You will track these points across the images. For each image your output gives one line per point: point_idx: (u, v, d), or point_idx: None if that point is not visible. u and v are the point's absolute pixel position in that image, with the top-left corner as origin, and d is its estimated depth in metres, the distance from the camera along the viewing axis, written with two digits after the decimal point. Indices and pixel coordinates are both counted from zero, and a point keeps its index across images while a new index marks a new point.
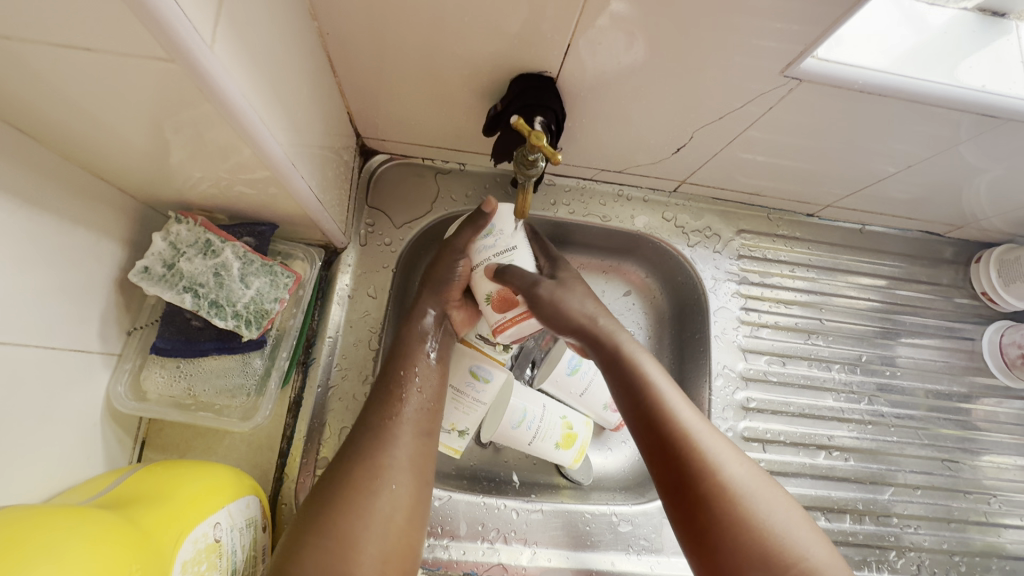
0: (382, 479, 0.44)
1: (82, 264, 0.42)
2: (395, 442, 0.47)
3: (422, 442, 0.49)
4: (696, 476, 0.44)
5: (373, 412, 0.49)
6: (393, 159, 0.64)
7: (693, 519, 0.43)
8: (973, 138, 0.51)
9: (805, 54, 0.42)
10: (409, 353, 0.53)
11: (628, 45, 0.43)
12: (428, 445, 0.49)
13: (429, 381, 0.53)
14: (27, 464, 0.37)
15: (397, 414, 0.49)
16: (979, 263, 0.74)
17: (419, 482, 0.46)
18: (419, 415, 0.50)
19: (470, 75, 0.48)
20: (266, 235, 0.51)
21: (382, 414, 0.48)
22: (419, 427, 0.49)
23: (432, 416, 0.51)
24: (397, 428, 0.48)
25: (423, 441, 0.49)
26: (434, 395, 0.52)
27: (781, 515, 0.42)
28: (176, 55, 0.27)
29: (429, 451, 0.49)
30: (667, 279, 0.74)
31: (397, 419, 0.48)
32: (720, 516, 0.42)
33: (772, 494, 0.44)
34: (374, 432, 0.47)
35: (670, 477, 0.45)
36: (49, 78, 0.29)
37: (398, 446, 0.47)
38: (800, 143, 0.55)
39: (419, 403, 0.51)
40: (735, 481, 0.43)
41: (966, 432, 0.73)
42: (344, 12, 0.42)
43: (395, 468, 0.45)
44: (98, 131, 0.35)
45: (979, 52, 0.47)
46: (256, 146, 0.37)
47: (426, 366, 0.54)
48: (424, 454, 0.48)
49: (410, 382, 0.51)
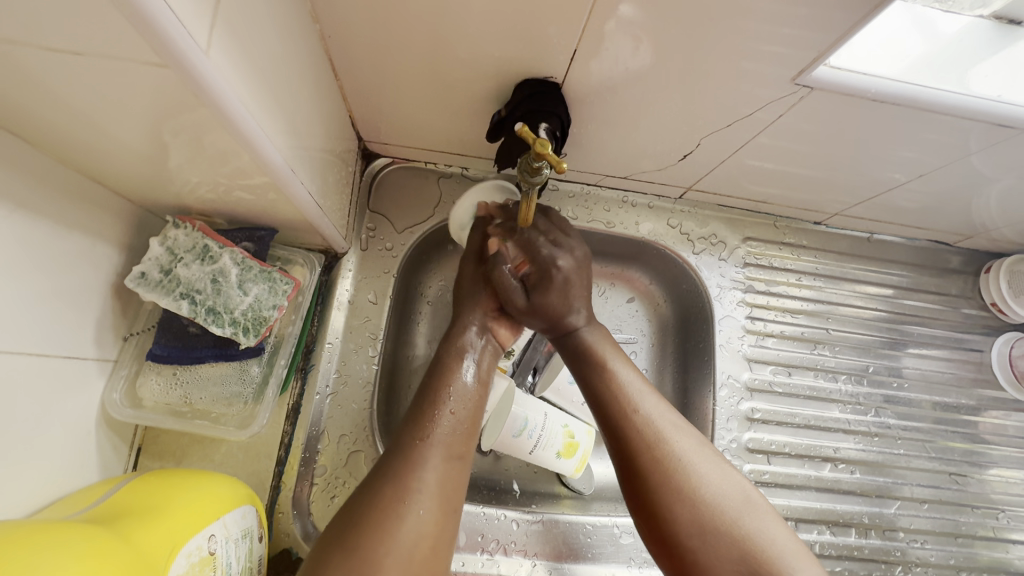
0: (409, 504, 0.41)
1: (77, 269, 0.41)
2: (424, 463, 0.44)
3: (454, 466, 0.45)
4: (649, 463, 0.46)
5: (403, 432, 0.46)
6: (395, 163, 0.64)
7: (635, 486, 0.46)
8: (985, 148, 0.50)
9: (818, 61, 0.41)
10: (446, 369, 0.51)
11: (635, 50, 0.42)
12: (459, 469, 0.46)
13: (466, 400, 0.50)
14: (20, 474, 0.37)
15: (428, 436, 0.46)
16: (989, 273, 0.73)
17: (446, 510, 0.43)
18: (452, 436, 0.47)
19: (474, 80, 0.48)
20: (265, 240, 0.50)
21: (412, 434, 0.46)
22: (450, 451, 0.46)
23: (465, 436, 0.48)
24: (427, 449, 0.45)
25: (454, 465, 0.45)
26: (470, 415, 0.49)
27: (715, 485, 0.44)
28: (170, 62, 0.27)
29: (460, 478, 0.45)
30: (671, 286, 0.73)
31: (427, 441, 0.45)
32: (661, 489, 0.44)
33: (710, 463, 0.46)
34: (405, 452, 0.44)
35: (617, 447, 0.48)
36: (43, 81, 0.29)
37: (427, 469, 0.44)
38: (810, 151, 0.54)
39: (453, 424, 0.47)
40: (682, 457, 0.46)
41: (973, 445, 0.72)
42: (345, 14, 0.41)
43: (423, 492, 0.42)
44: (93, 134, 0.34)
45: (994, 60, 0.46)
46: (254, 151, 0.36)
47: (462, 384, 0.51)
48: (455, 481, 0.45)
49: (444, 399, 0.49)
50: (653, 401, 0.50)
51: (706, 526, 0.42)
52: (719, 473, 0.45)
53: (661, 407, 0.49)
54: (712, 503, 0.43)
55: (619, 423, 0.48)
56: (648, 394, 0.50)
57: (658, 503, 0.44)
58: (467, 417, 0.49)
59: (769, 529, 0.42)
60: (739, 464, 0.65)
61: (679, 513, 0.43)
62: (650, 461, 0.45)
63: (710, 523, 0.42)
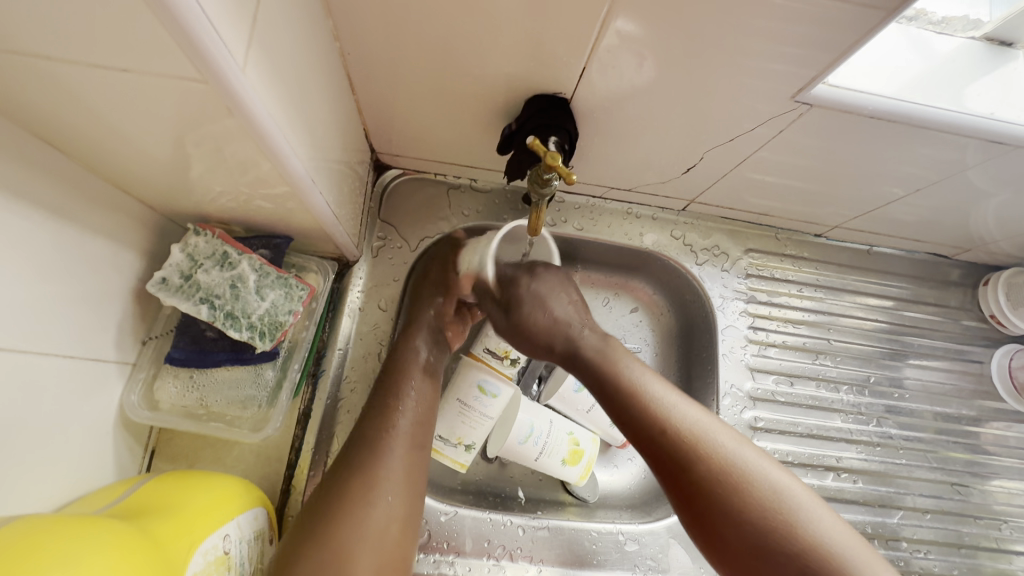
0: (377, 491, 0.44)
1: (100, 273, 0.43)
2: (390, 453, 0.46)
3: (415, 455, 0.48)
4: (699, 468, 0.45)
5: (368, 424, 0.48)
6: (405, 174, 0.65)
7: (687, 494, 0.45)
8: (981, 163, 0.52)
9: (816, 79, 0.43)
10: (402, 365, 0.53)
11: (640, 67, 0.44)
12: (419, 458, 0.48)
13: (424, 393, 0.52)
14: (40, 472, 0.37)
15: (392, 427, 0.48)
16: (987, 285, 0.74)
17: (410, 494, 0.46)
18: (413, 429, 0.49)
19: (485, 95, 0.49)
20: (281, 247, 0.51)
21: (377, 426, 0.48)
22: (412, 441, 0.48)
23: (421, 427, 0.50)
24: (392, 441, 0.47)
25: (415, 454, 0.48)
26: (428, 406, 0.52)
27: (768, 482, 0.44)
28: (209, 77, 0.28)
29: (419, 466, 0.48)
30: (674, 296, 0.74)
31: (391, 434, 0.47)
32: (717, 496, 0.43)
33: (759, 460, 0.45)
34: (371, 444, 0.46)
35: (661, 461, 0.47)
36: (81, 94, 0.30)
37: (392, 457, 0.46)
38: (811, 165, 0.56)
39: (413, 415, 0.50)
40: (729, 461, 0.45)
41: (975, 456, 0.72)
42: (364, 33, 0.43)
43: (390, 481, 0.45)
44: (125, 145, 0.36)
45: (987, 80, 0.48)
46: (277, 162, 0.37)
47: (420, 378, 0.53)
48: (415, 467, 0.47)
49: (406, 393, 0.51)
50: (686, 405, 0.49)
51: (768, 530, 0.42)
52: (766, 467, 0.45)
53: (695, 411, 0.48)
54: (772, 504, 0.42)
55: (652, 426, 0.47)
56: (678, 397, 0.49)
57: (714, 508, 0.43)
58: (425, 409, 0.51)
59: (822, 514, 0.42)
60: None
61: (741, 511, 0.42)
62: (697, 462, 0.45)
63: (771, 529, 0.41)
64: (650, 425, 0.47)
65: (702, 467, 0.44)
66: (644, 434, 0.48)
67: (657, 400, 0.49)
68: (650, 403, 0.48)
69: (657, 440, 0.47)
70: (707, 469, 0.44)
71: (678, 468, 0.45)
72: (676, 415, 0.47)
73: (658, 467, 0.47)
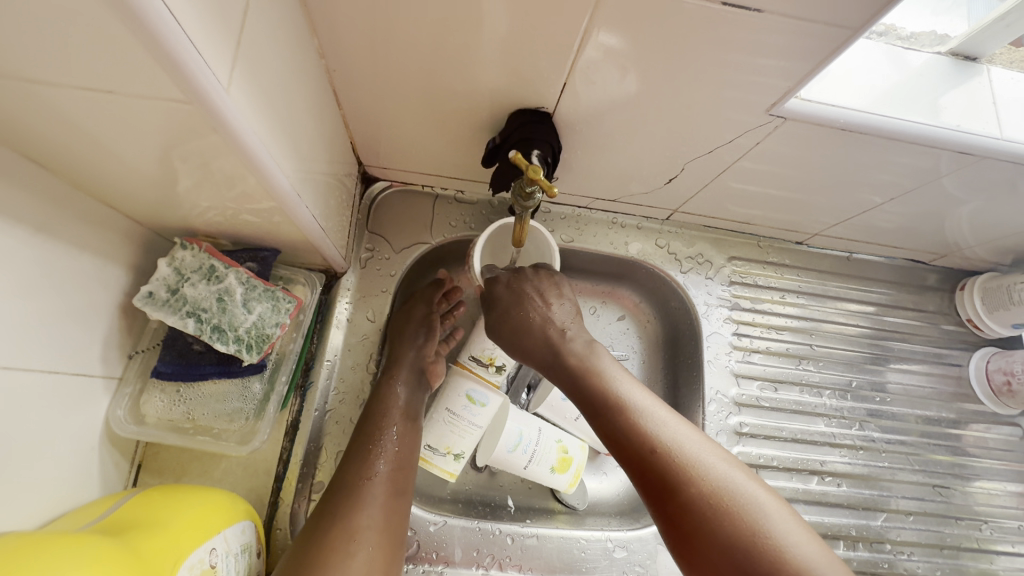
0: (357, 541, 0.45)
1: (86, 289, 0.43)
2: (370, 502, 0.48)
3: (397, 502, 0.49)
4: (685, 490, 0.45)
5: (350, 469, 0.50)
6: (394, 186, 0.66)
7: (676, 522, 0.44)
8: (952, 172, 0.53)
9: (790, 92, 0.45)
10: (382, 412, 0.54)
11: (620, 80, 0.45)
12: (401, 504, 0.50)
13: (406, 436, 0.53)
14: (25, 488, 0.37)
15: (373, 472, 0.49)
16: (964, 290, 0.76)
17: (392, 543, 0.47)
18: (394, 474, 0.51)
19: (470, 109, 0.50)
20: (268, 260, 0.52)
21: (357, 472, 0.49)
22: (392, 487, 0.50)
23: (403, 472, 0.51)
24: (372, 489, 0.49)
25: (397, 500, 0.49)
26: (409, 449, 0.53)
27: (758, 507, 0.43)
28: (194, 98, 0.29)
29: (400, 511, 0.49)
30: (660, 304, 0.75)
31: (370, 480, 0.49)
32: (705, 524, 0.43)
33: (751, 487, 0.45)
34: (352, 492, 0.48)
35: (653, 486, 0.46)
36: (69, 114, 0.31)
37: (372, 506, 0.48)
38: (789, 174, 0.57)
39: (394, 460, 0.51)
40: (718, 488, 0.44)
41: (956, 457, 0.74)
42: (350, 50, 0.44)
43: (370, 529, 0.46)
44: (111, 162, 0.36)
45: (954, 93, 0.50)
46: (262, 177, 0.38)
47: (401, 424, 0.54)
48: (396, 514, 0.49)
49: (387, 438, 0.52)
50: (679, 431, 0.49)
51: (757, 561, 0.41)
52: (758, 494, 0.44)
53: (689, 436, 0.48)
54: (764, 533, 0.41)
55: (643, 451, 0.47)
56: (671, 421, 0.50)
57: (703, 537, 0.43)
58: (406, 452, 0.53)
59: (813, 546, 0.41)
60: None
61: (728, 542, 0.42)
62: (685, 489, 0.45)
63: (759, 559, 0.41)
64: (642, 450, 0.48)
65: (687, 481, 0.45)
66: (632, 455, 0.48)
67: (645, 415, 0.49)
68: (637, 419, 0.49)
69: (645, 457, 0.47)
70: (693, 491, 0.44)
71: (667, 491, 0.45)
72: (667, 437, 0.48)
73: (643, 484, 0.47)
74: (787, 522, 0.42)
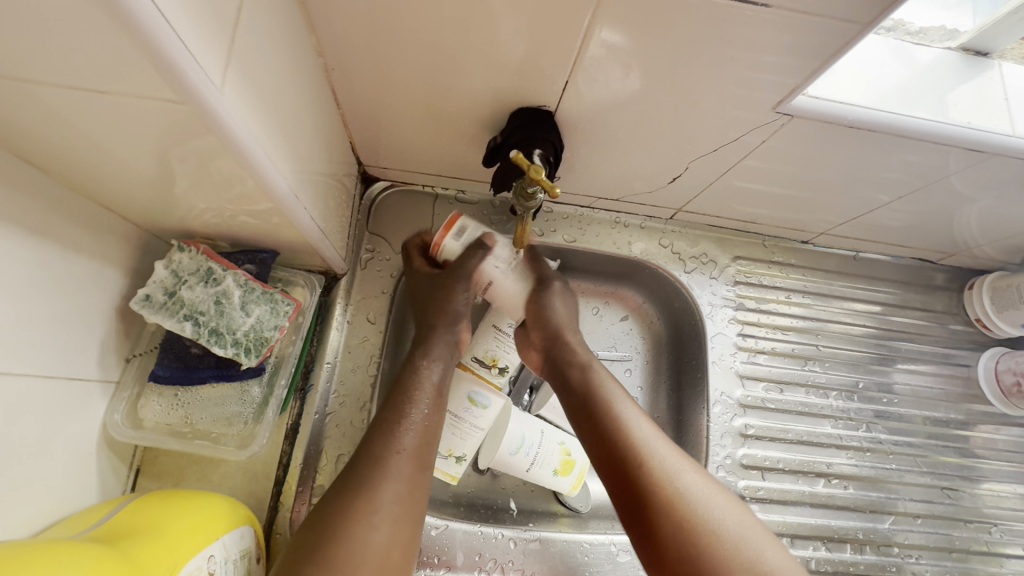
0: (379, 515, 0.42)
1: (82, 292, 0.42)
2: (394, 475, 0.45)
3: (421, 477, 0.46)
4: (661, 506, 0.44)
5: (375, 439, 0.47)
6: (394, 186, 0.65)
7: (648, 536, 0.44)
8: (962, 170, 0.52)
9: (797, 89, 0.44)
10: (410, 384, 0.51)
11: (624, 77, 0.45)
12: (423, 479, 0.47)
13: (433, 414, 0.50)
14: (22, 496, 0.37)
15: (397, 444, 0.46)
16: (972, 289, 0.75)
17: (413, 521, 0.44)
18: (420, 448, 0.48)
19: (471, 108, 0.50)
20: (267, 263, 0.51)
21: (382, 444, 0.46)
22: (417, 461, 0.47)
23: (428, 447, 0.48)
24: (398, 460, 0.46)
25: (419, 475, 0.46)
26: (435, 425, 0.50)
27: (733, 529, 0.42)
28: (187, 99, 0.28)
29: (422, 487, 0.46)
30: (664, 304, 0.74)
31: (396, 452, 0.46)
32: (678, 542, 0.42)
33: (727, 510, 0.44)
34: (377, 463, 0.45)
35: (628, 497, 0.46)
36: (61, 115, 0.30)
37: (396, 479, 0.45)
38: (795, 173, 0.56)
39: (419, 432, 0.48)
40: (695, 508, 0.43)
41: (965, 460, 0.73)
42: (349, 48, 0.43)
43: (394, 503, 0.43)
44: (105, 163, 0.36)
45: (963, 90, 0.49)
46: (260, 179, 0.37)
47: (430, 397, 0.51)
48: (419, 491, 0.46)
49: (412, 409, 0.49)
50: (661, 445, 0.48)
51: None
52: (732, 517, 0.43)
53: (671, 451, 0.47)
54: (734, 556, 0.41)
55: (623, 463, 0.47)
56: (654, 433, 0.49)
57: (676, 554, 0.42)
58: (432, 427, 0.50)
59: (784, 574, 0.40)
60: (734, 481, 0.66)
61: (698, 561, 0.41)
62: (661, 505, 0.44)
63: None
64: (621, 460, 0.47)
65: (664, 505, 0.44)
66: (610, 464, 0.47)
67: (626, 428, 0.48)
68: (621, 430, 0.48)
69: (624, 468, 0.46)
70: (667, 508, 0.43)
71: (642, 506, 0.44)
72: (646, 449, 0.47)
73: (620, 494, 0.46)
74: (758, 548, 0.42)
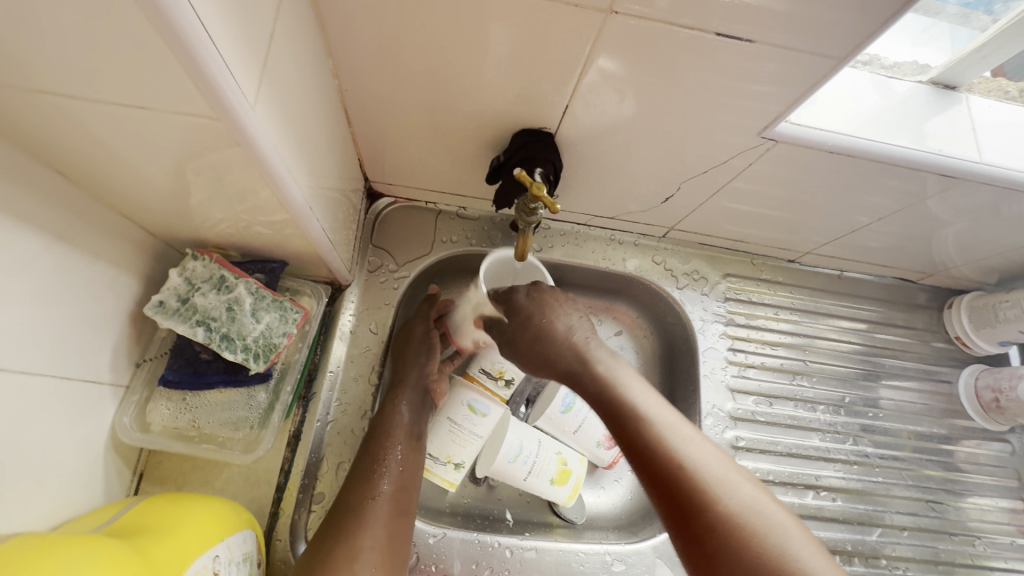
0: (360, 560, 0.46)
1: (99, 297, 0.44)
2: (374, 522, 0.49)
3: (400, 522, 0.51)
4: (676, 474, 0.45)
5: (353, 490, 0.51)
6: (397, 203, 0.68)
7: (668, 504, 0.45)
8: (938, 193, 0.55)
9: (780, 116, 0.47)
10: (388, 430, 0.56)
11: (618, 102, 0.48)
12: (403, 525, 0.51)
13: (409, 457, 0.55)
14: (34, 493, 0.38)
15: (375, 493, 0.51)
16: (951, 308, 0.78)
17: (392, 561, 0.48)
18: (397, 493, 0.52)
19: (475, 128, 0.52)
20: (276, 272, 0.53)
21: (361, 493, 0.51)
22: (394, 507, 0.51)
23: (406, 492, 0.53)
24: (376, 507, 0.50)
25: (398, 521, 0.51)
26: (412, 472, 0.55)
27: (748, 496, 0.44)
28: (223, 115, 0.31)
29: (402, 532, 0.51)
30: (657, 319, 0.77)
31: (374, 500, 0.51)
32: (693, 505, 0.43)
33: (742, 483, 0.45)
34: (356, 512, 0.49)
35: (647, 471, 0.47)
36: (96, 128, 0.32)
37: (375, 526, 0.49)
38: (781, 195, 0.59)
39: (396, 479, 0.53)
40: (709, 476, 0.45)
41: (949, 473, 0.75)
42: (362, 72, 0.46)
43: (374, 549, 0.47)
44: (131, 174, 0.38)
45: (935, 119, 0.52)
46: (277, 189, 0.39)
47: (404, 443, 0.56)
48: (398, 534, 0.50)
49: (389, 457, 0.54)
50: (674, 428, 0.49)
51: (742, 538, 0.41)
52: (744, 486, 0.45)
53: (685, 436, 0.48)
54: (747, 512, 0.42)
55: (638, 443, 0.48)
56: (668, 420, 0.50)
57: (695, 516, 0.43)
58: (409, 473, 0.54)
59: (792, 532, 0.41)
60: None
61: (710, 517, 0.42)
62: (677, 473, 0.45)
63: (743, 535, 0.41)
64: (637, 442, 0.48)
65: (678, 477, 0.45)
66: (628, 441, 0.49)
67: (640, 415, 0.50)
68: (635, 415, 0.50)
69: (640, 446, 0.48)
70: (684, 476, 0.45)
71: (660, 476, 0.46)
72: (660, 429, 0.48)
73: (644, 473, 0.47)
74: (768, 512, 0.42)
